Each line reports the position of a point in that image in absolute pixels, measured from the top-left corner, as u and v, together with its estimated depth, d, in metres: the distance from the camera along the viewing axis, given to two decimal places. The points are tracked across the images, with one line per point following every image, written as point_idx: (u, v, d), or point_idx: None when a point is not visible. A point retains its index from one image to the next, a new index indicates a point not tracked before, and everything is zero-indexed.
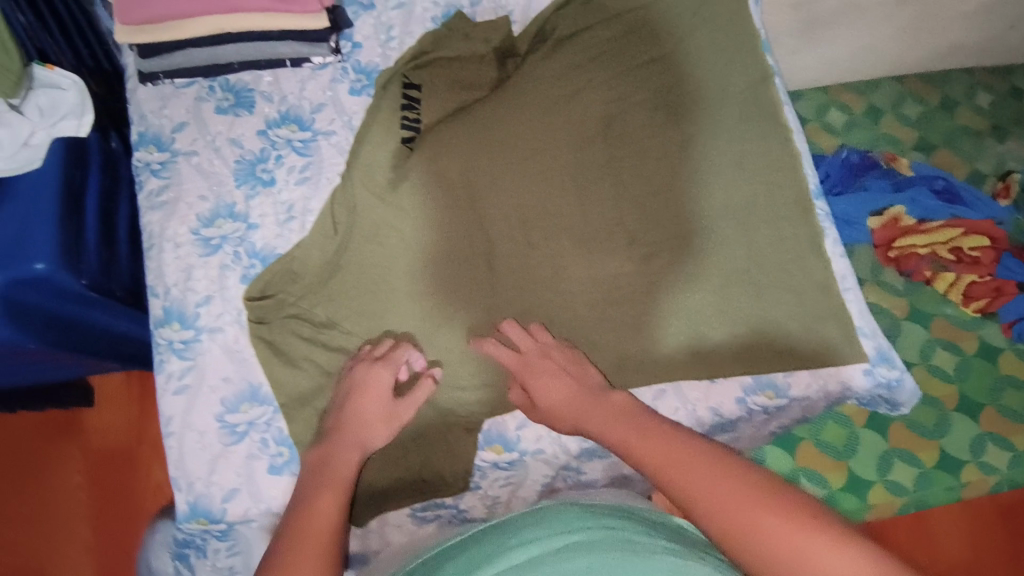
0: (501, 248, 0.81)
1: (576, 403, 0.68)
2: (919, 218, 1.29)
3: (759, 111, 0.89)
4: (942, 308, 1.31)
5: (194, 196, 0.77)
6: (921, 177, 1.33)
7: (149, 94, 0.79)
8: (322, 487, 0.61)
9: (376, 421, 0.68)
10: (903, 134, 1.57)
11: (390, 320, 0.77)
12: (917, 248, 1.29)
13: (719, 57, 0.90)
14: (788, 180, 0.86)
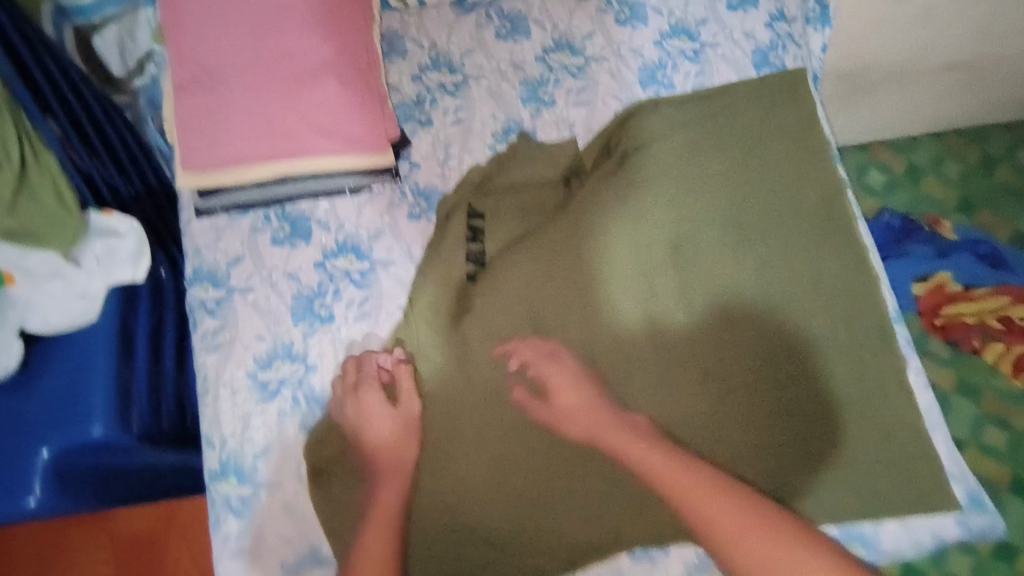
0: (572, 384, 0.76)
1: (626, 440, 0.72)
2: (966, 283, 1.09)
3: (835, 228, 0.84)
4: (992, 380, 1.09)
5: (251, 336, 0.74)
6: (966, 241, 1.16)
7: (203, 226, 0.76)
8: (370, 530, 0.68)
9: (396, 434, 0.71)
10: None
11: (453, 472, 0.71)
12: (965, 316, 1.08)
13: (789, 169, 0.86)
14: (867, 305, 0.82)
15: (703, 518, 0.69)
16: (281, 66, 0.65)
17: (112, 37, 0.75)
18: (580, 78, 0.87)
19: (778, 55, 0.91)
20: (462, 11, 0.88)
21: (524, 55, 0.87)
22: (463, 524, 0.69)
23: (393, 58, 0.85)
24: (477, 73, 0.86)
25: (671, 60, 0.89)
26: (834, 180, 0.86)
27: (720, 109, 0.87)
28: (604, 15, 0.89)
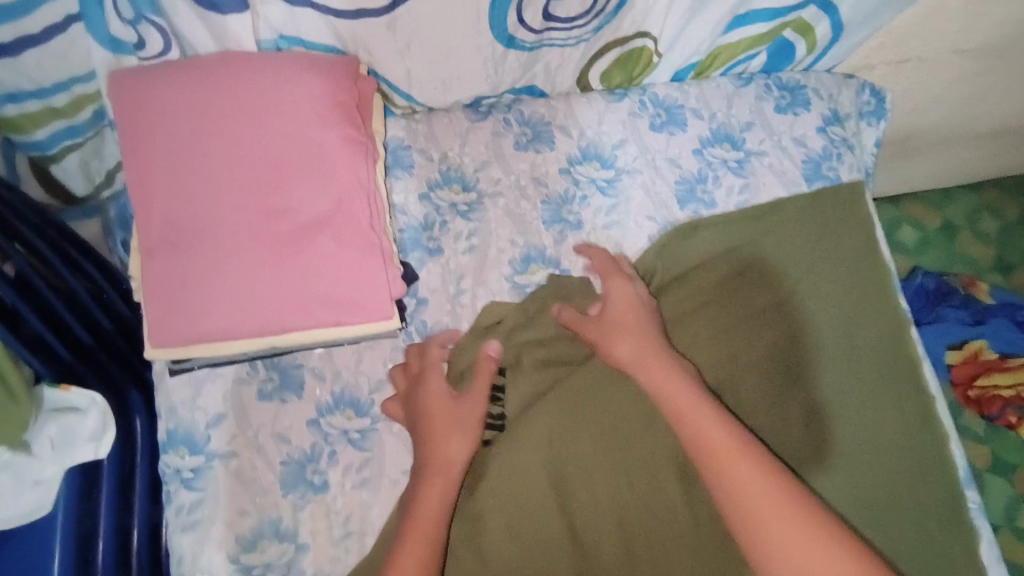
0: (601, 569, 0.64)
1: (694, 405, 0.63)
2: (1000, 353, 1.15)
3: (894, 371, 0.75)
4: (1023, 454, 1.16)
5: (233, 511, 0.64)
6: (1001, 305, 1.20)
7: (180, 380, 0.66)
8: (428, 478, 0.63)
9: (450, 426, 0.65)
10: (980, 252, 1.37)
11: None
12: (1001, 390, 1.14)
13: (843, 301, 0.76)
14: (934, 465, 0.72)
15: (743, 501, 0.58)
16: (265, 225, 0.56)
17: (74, 162, 0.65)
18: (610, 193, 0.77)
19: (832, 165, 0.82)
20: (476, 115, 0.77)
21: (547, 166, 0.77)
22: None
23: (397, 172, 0.75)
24: (494, 188, 0.76)
25: (712, 172, 0.79)
26: (893, 314, 0.77)
27: (769, 233, 0.77)
28: (638, 119, 0.79)
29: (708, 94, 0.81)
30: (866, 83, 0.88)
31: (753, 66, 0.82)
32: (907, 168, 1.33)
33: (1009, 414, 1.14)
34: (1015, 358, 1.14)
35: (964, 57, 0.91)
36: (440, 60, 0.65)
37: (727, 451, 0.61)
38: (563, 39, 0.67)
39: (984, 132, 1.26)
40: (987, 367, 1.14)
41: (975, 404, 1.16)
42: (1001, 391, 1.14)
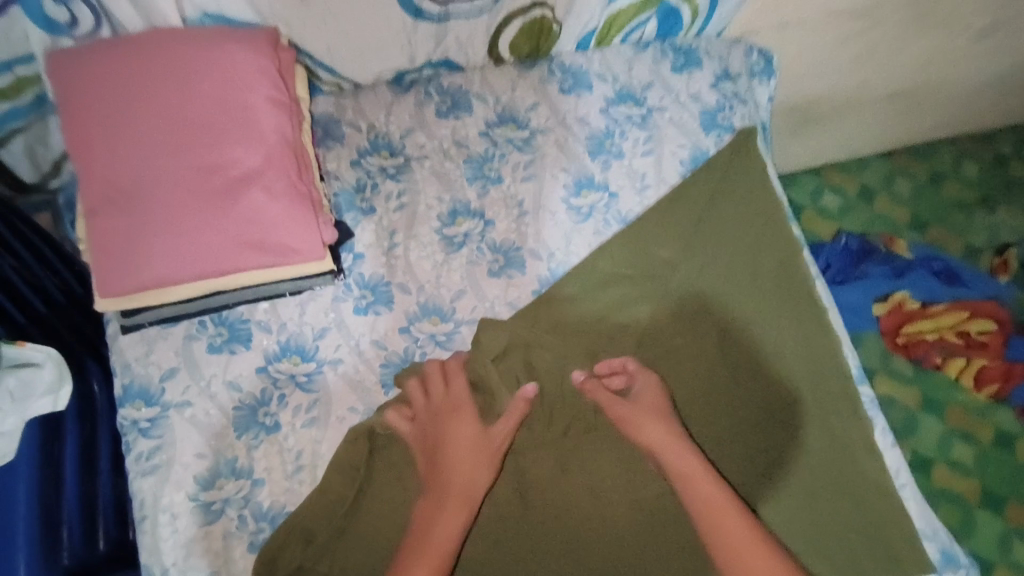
0: (534, 474, 0.74)
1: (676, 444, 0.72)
2: (923, 301, 1.21)
3: (793, 291, 0.83)
4: (953, 395, 1.20)
5: (190, 454, 0.69)
6: (920, 259, 1.27)
7: (133, 338, 0.72)
8: (459, 461, 0.69)
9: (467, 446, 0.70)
10: (897, 213, 1.47)
11: None
12: (924, 334, 1.19)
13: (741, 234, 0.86)
14: (834, 369, 0.80)
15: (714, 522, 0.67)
16: (201, 179, 0.62)
17: (20, 146, 0.70)
18: (526, 151, 0.85)
19: (726, 116, 0.91)
20: (399, 89, 0.85)
21: (467, 131, 0.84)
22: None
23: (328, 143, 0.81)
24: (420, 153, 0.83)
25: (619, 127, 0.88)
26: (788, 241, 0.85)
27: (677, 185, 0.87)
28: (548, 84, 0.87)
29: (610, 59, 0.90)
30: (753, 46, 0.98)
31: (647, 33, 0.92)
32: (816, 139, 1.45)
33: (934, 355, 1.19)
34: (934, 305, 1.20)
35: (839, 19, 1.03)
36: (355, 33, 0.72)
37: (718, 502, 0.68)
38: (466, 13, 0.76)
39: (879, 98, 1.37)
40: (911, 315, 1.20)
41: (902, 350, 1.21)
42: (924, 335, 1.19)
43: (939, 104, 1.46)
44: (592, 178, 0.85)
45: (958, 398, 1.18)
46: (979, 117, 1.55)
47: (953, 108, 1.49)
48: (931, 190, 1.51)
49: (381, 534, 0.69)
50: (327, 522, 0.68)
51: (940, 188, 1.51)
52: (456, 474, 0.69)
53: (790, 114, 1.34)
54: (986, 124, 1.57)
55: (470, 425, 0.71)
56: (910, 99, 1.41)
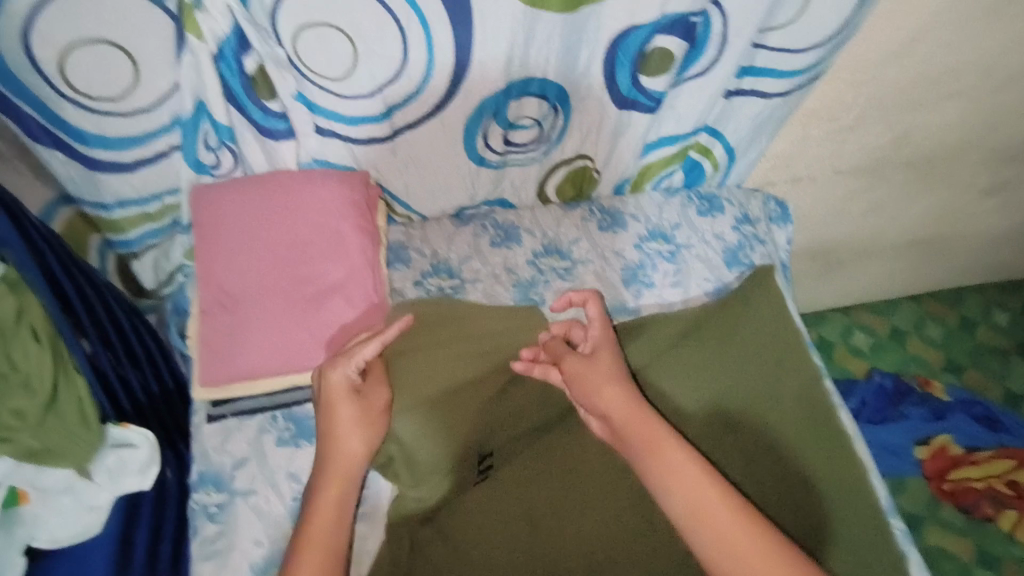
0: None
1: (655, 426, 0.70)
2: (965, 447, 1.27)
3: (820, 415, 0.88)
4: (1011, 549, 1.18)
5: (250, 540, 0.74)
6: (958, 402, 1.34)
7: (213, 429, 0.79)
8: (322, 495, 0.67)
9: (346, 425, 0.70)
10: (930, 355, 1.53)
11: None
12: (973, 482, 1.24)
13: (768, 358, 0.91)
14: (864, 495, 0.83)
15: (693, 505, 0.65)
16: (285, 289, 0.74)
17: (150, 259, 0.85)
18: (567, 279, 0.96)
19: (747, 254, 1.02)
20: (460, 222, 0.98)
21: (517, 259, 0.96)
22: None
23: (397, 266, 0.94)
24: (474, 276, 0.94)
25: (650, 261, 0.99)
26: (811, 370, 0.92)
27: (705, 310, 0.95)
28: (588, 223, 1.00)
29: (644, 203, 1.04)
30: (770, 195, 1.12)
31: (675, 181, 1.07)
32: (841, 281, 1.54)
33: (985, 505, 1.22)
34: (979, 451, 1.25)
35: (849, 178, 1.15)
36: (429, 175, 0.87)
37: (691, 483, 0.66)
38: (522, 161, 0.90)
39: (899, 245, 1.47)
40: (955, 460, 1.26)
41: (949, 496, 1.25)
42: (971, 482, 1.24)
43: (964, 256, 1.55)
44: (626, 304, 0.95)
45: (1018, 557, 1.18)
46: (1004, 268, 1.62)
47: (979, 259, 1.58)
48: (963, 334, 1.57)
49: None
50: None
51: (972, 333, 1.58)
52: (317, 505, 0.66)
53: (813, 256, 1.44)
54: (1013, 275, 1.64)
55: (345, 443, 0.70)
56: (931, 249, 1.50)
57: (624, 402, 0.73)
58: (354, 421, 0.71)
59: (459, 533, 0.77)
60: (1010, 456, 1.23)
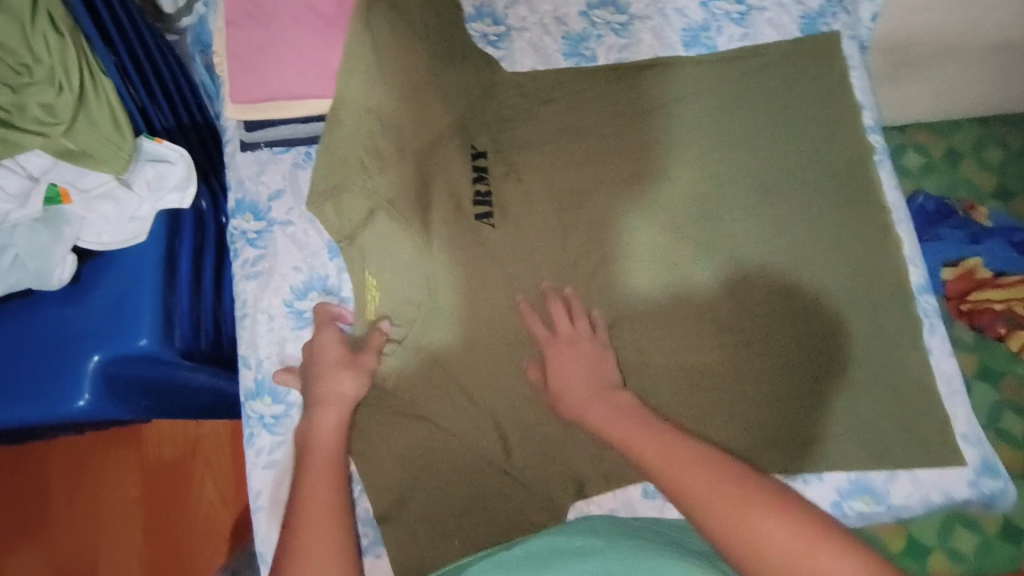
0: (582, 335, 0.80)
1: (609, 416, 0.69)
2: (997, 271, 1.27)
3: (860, 193, 0.85)
4: (1012, 367, 1.36)
5: (289, 266, 0.77)
6: (1002, 228, 1.33)
7: (246, 159, 0.79)
8: (314, 468, 0.63)
9: (335, 366, 0.71)
10: (983, 180, 1.46)
11: (460, 399, 0.78)
12: (993, 304, 1.26)
13: (816, 133, 0.87)
14: (886, 267, 0.83)
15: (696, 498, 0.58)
16: (319, 5, 0.71)
17: None
18: (622, 35, 0.89)
19: (827, 22, 0.91)
20: None
21: (567, 9, 0.89)
22: (463, 419, 0.78)
23: None
24: (520, 26, 0.89)
25: (716, 22, 0.91)
26: (863, 145, 0.87)
27: (759, 68, 0.88)
28: None
29: None
30: None
31: None
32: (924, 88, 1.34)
33: (999, 326, 1.26)
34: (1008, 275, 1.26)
35: None
36: None
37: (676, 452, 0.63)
38: None
39: None
40: (981, 283, 1.27)
41: (965, 315, 1.30)
42: (992, 304, 1.25)
43: None
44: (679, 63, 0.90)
45: (1016, 372, 1.36)
46: None
47: None
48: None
49: (441, 370, 0.79)
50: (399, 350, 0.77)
51: None
52: (319, 441, 0.66)
53: None
54: None
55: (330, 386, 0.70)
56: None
57: (574, 355, 0.75)
58: (335, 364, 0.71)
59: (476, 243, 0.80)
60: None
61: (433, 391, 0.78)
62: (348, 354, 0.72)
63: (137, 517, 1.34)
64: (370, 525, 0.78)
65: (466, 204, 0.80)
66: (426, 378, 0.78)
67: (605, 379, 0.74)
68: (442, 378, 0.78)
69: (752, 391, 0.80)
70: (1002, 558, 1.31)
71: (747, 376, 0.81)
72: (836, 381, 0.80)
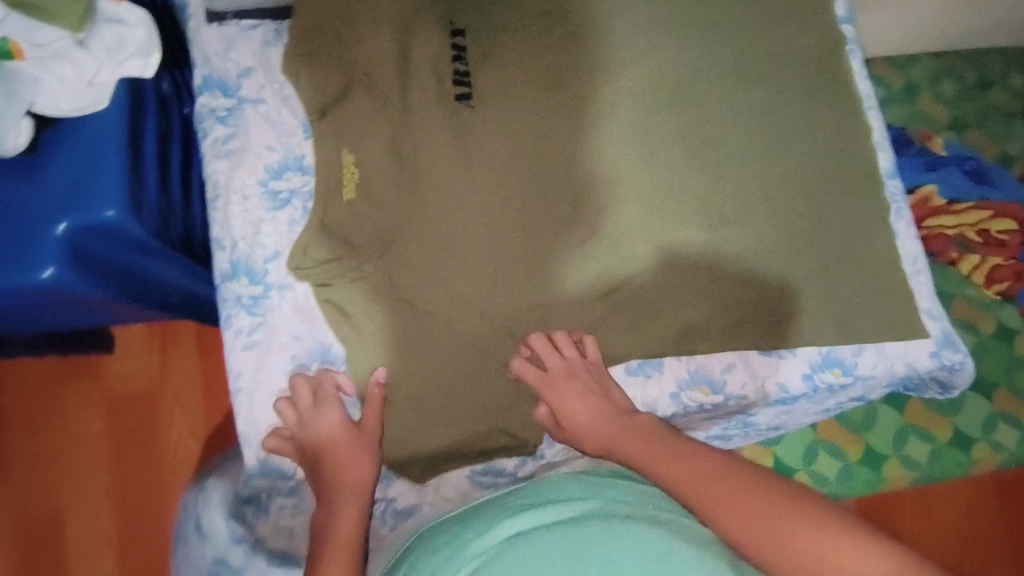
0: (562, 216, 0.78)
1: (621, 431, 0.74)
2: (948, 199, 1.31)
3: (831, 81, 0.86)
4: (963, 288, 1.41)
5: (262, 146, 0.77)
6: (953, 158, 1.36)
7: (212, 34, 0.79)
8: (330, 554, 0.64)
9: (353, 450, 0.72)
10: (936, 113, 1.49)
11: (440, 288, 0.75)
12: (945, 230, 1.31)
13: (789, 23, 0.87)
14: (857, 151, 0.84)
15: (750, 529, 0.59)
16: None
17: None
18: None
19: None
20: None
21: None
22: (441, 307, 0.75)
23: None
24: None
25: None
26: (832, 36, 0.88)
27: None
28: None
29: None
30: None
31: None
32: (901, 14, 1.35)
33: (950, 250, 1.33)
34: (960, 203, 1.30)
35: None
36: None
37: (719, 477, 0.64)
38: None
39: None
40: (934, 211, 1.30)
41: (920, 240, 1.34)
42: (944, 230, 1.30)
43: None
44: None
45: (966, 292, 1.39)
46: None
47: None
48: (974, 96, 1.50)
49: (417, 257, 0.75)
50: (369, 232, 0.76)
51: (982, 96, 1.50)
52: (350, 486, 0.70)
53: None
54: None
55: (352, 468, 0.71)
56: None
57: (568, 390, 0.77)
58: (349, 447, 0.72)
59: (453, 125, 0.78)
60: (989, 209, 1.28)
61: (414, 273, 0.75)
62: (357, 429, 0.73)
63: (101, 451, 1.23)
64: (354, 406, 0.78)
65: (445, 85, 0.79)
66: (400, 263, 0.75)
67: (618, 405, 0.77)
68: (423, 262, 0.75)
69: (729, 271, 0.79)
70: (953, 463, 1.34)
71: (723, 276, 0.79)
72: (817, 260, 0.80)
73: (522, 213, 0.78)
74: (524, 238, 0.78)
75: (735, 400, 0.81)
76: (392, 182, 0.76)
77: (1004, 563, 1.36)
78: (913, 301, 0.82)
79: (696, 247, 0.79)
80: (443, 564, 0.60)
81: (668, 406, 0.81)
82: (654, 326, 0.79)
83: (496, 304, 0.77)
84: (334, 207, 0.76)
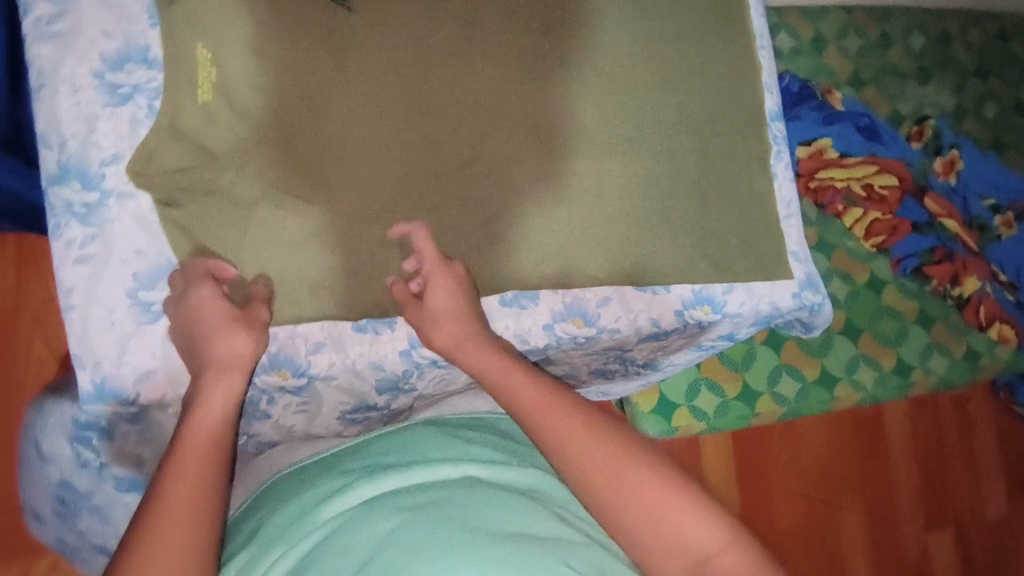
0: (444, 134, 0.74)
1: (502, 371, 0.63)
2: (840, 153, 1.35)
3: (727, 17, 0.85)
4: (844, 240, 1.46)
5: (97, 31, 0.67)
6: (848, 112, 1.37)
7: None
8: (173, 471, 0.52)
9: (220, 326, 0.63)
10: (840, 66, 1.50)
11: (305, 205, 0.70)
12: (835, 181, 1.36)
13: None
14: (746, 91, 0.84)
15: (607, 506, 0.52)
16: None
17: None
18: None
19: None
20: None
21: None
22: (304, 227, 0.70)
23: None
24: None
25: None
26: None
27: None
28: None
29: None
30: None
31: None
32: None
33: (837, 203, 1.39)
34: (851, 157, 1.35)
35: None
36: None
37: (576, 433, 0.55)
38: None
39: None
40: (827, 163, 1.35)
41: (811, 193, 1.39)
42: (834, 183, 1.36)
43: None
44: None
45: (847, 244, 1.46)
46: None
47: None
48: (877, 52, 1.52)
49: (280, 170, 0.69)
50: (231, 141, 0.69)
51: (885, 53, 1.53)
52: (186, 451, 0.54)
53: None
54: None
55: (217, 352, 0.62)
56: None
57: (445, 292, 0.69)
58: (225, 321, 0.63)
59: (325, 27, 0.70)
60: (875, 164, 1.35)
61: (277, 189, 0.69)
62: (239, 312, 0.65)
63: None
64: None
65: None
66: (260, 177, 0.69)
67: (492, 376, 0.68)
68: (289, 176, 0.70)
69: (609, 206, 0.78)
70: (817, 401, 1.43)
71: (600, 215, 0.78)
72: (696, 200, 0.81)
73: (399, 130, 0.73)
74: (401, 158, 0.73)
75: (607, 334, 0.81)
76: (253, 85, 0.68)
77: (849, 488, 1.51)
78: (784, 244, 0.84)
79: (581, 181, 0.77)
80: (291, 520, 0.56)
81: (541, 336, 0.80)
82: (530, 258, 0.77)
83: (365, 228, 0.72)
84: (184, 107, 0.67)
